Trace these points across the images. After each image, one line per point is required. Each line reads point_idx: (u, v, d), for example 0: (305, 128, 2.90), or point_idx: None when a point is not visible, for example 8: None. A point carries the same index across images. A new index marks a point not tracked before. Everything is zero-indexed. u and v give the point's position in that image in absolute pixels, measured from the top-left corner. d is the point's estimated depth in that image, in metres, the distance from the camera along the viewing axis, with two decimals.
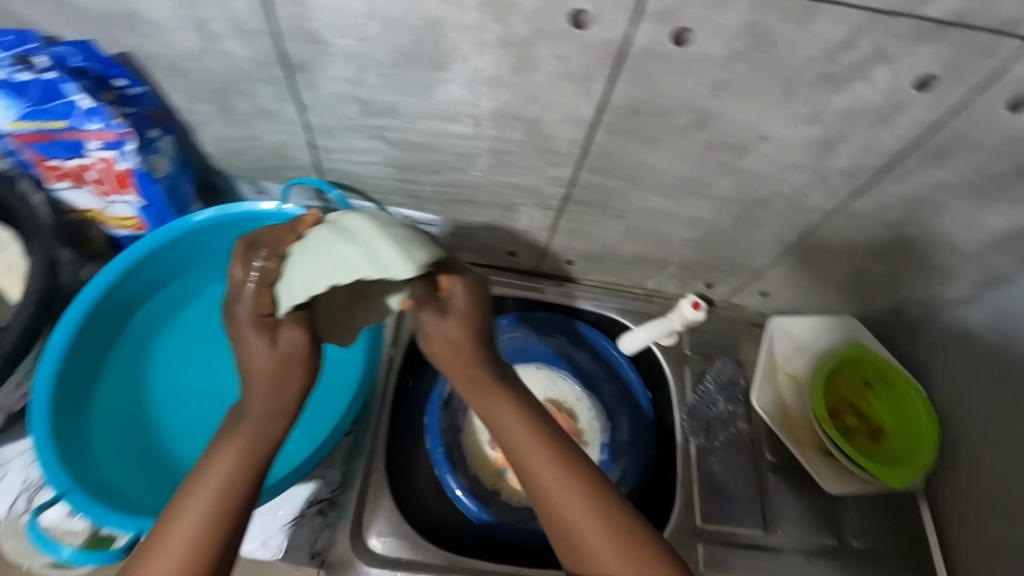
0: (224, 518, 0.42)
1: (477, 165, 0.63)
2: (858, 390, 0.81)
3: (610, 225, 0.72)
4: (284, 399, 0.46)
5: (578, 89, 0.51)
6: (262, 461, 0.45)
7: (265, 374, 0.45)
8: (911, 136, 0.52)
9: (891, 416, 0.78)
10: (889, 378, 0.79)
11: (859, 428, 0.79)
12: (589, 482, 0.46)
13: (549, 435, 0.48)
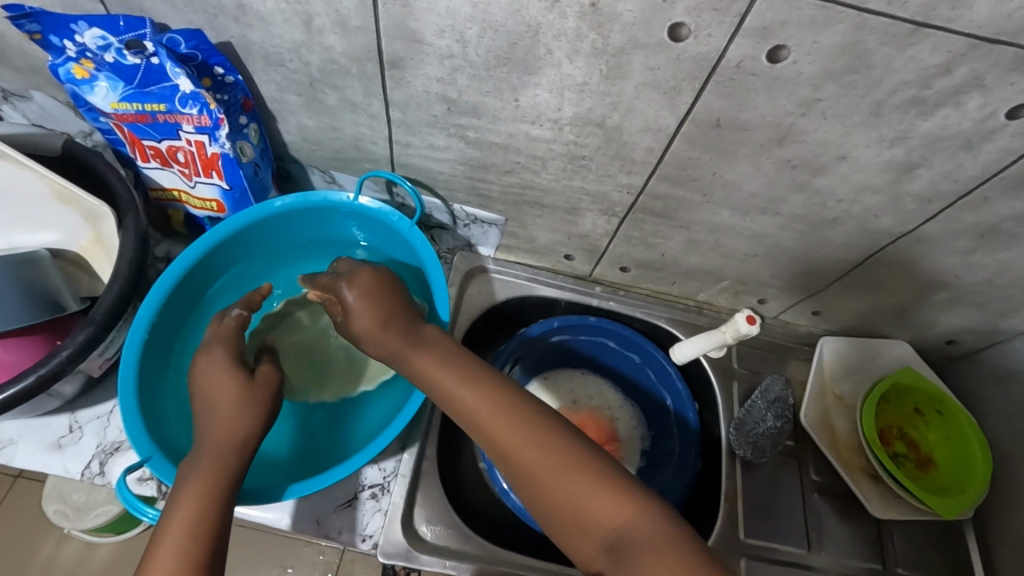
0: (212, 516, 0.44)
1: (550, 168, 0.63)
2: (907, 416, 0.80)
3: (673, 235, 0.72)
4: (242, 416, 0.51)
5: (664, 100, 0.52)
6: (231, 477, 0.47)
7: (231, 394, 0.52)
8: (996, 165, 0.52)
9: (941, 446, 0.78)
10: (941, 407, 0.78)
11: (907, 454, 0.78)
12: (530, 417, 0.48)
13: (489, 398, 0.49)
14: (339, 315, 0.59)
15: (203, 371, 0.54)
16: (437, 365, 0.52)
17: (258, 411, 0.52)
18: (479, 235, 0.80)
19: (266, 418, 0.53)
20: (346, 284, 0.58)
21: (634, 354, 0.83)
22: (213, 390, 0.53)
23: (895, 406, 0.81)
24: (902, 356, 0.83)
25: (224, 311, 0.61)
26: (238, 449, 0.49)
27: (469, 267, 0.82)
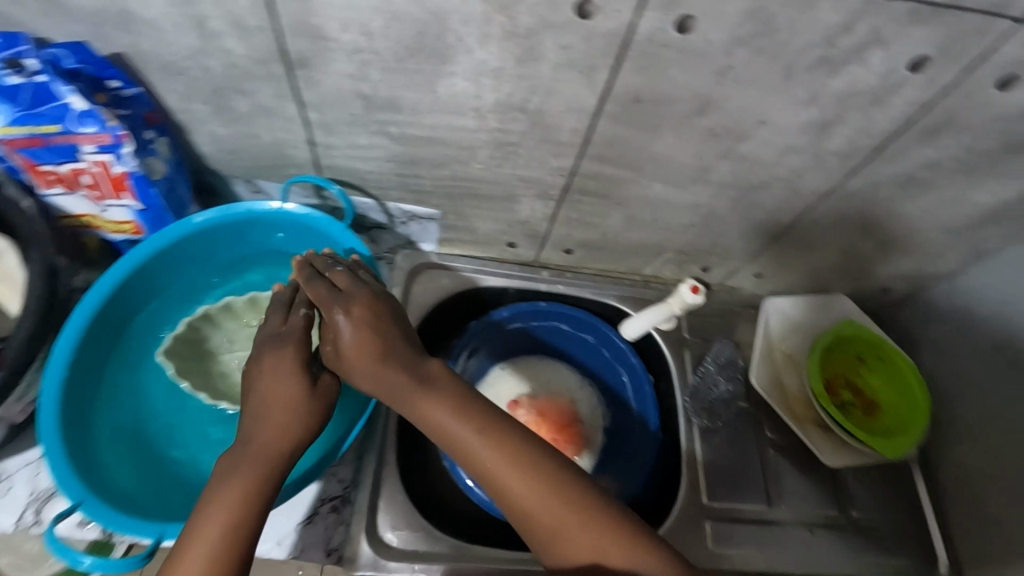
0: (240, 539, 0.45)
1: (479, 157, 0.62)
2: (851, 364, 0.84)
3: (612, 213, 0.72)
4: (282, 425, 0.50)
5: (582, 79, 0.51)
6: (263, 500, 0.47)
7: (283, 400, 0.51)
8: (905, 117, 0.54)
9: (884, 389, 0.81)
10: (882, 352, 0.81)
11: (855, 402, 0.81)
12: (533, 462, 0.48)
13: (512, 447, 0.49)
14: (330, 344, 0.54)
15: (269, 371, 0.52)
16: (445, 411, 0.50)
17: (306, 420, 0.51)
18: (419, 232, 0.79)
19: (316, 426, 0.52)
20: (342, 312, 0.53)
21: (586, 333, 0.84)
22: (270, 393, 0.51)
23: (840, 356, 0.84)
24: (843, 308, 0.86)
25: (291, 305, 0.58)
26: (276, 463, 0.49)
27: (413, 265, 0.80)
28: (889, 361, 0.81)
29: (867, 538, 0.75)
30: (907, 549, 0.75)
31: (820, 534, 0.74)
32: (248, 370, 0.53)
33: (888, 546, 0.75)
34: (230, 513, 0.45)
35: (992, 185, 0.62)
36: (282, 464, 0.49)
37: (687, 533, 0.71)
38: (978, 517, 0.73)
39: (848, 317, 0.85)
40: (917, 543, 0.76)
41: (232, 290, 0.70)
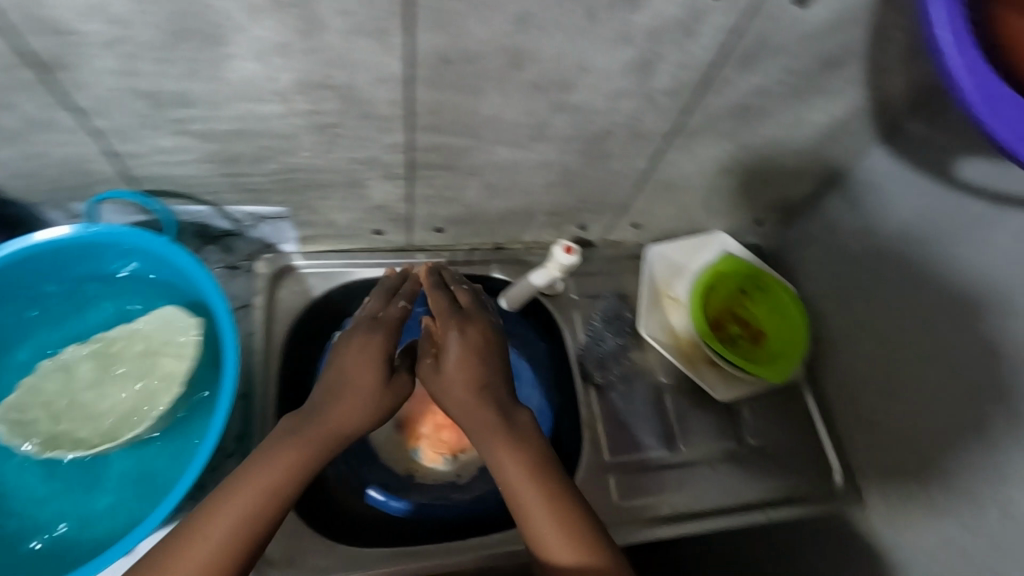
0: (263, 515, 0.47)
1: (303, 144, 0.58)
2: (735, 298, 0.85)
3: (468, 183, 0.69)
4: (350, 414, 0.52)
5: (379, 45, 0.47)
6: (293, 489, 0.49)
7: (365, 386, 0.53)
8: (720, 45, 0.53)
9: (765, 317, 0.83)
10: (760, 281, 0.83)
11: (741, 334, 0.83)
12: (580, 531, 0.49)
13: (562, 504, 0.50)
14: (428, 357, 0.55)
15: (354, 353, 0.54)
16: (518, 462, 0.51)
17: (369, 415, 0.52)
18: (273, 233, 0.74)
19: (380, 418, 0.54)
20: (456, 331, 0.55)
21: None
22: (355, 375, 0.53)
23: (723, 292, 0.85)
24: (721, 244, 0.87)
25: (392, 297, 0.62)
26: (329, 445, 0.51)
27: (274, 269, 0.76)
28: (768, 289, 0.83)
29: (765, 463, 0.78)
30: (802, 467, 0.78)
31: (722, 468, 0.76)
32: (337, 341, 0.56)
33: (785, 467, 0.78)
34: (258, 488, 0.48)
35: (821, 103, 0.63)
36: (336, 446, 0.51)
37: (591, 493, 0.71)
38: (861, 423, 0.76)
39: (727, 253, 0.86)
40: (811, 460, 0.79)
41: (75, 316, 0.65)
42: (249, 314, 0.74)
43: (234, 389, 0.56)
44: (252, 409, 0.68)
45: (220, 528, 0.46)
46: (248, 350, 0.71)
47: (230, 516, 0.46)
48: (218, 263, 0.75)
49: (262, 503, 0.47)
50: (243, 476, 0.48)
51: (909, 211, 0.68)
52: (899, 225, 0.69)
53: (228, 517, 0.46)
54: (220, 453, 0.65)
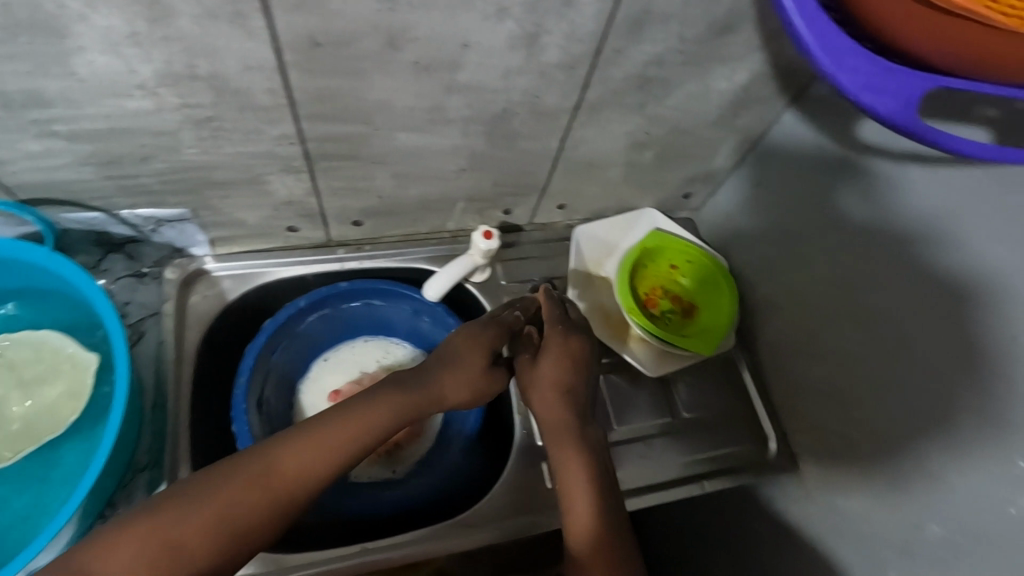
0: (354, 444, 0.52)
1: (185, 141, 0.55)
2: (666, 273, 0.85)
3: (375, 174, 0.67)
4: (464, 376, 0.60)
5: (238, 30, 0.45)
6: (382, 433, 0.54)
7: (462, 370, 0.60)
8: (603, 14, 0.51)
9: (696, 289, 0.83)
10: (689, 255, 0.83)
11: (674, 309, 0.83)
12: (615, 534, 0.56)
13: (608, 505, 0.58)
14: (527, 354, 0.65)
15: (463, 336, 0.62)
16: (581, 466, 0.59)
17: (465, 385, 0.60)
18: (178, 237, 0.70)
19: (461, 398, 0.60)
20: (561, 336, 0.65)
21: (400, 304, 0.80)
22: (465, 350, 0.61)
23: (654, 268, 0.85)
24: (651, 220, 0.87)
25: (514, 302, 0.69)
26: (418, 405, 0.57)
27: (184, 274, 0.72)
28: (697, 263, 0.83)
29: (699, 436, 0.78)
30: (739, 436, 0.78)
31: (656, 444, 0.76)
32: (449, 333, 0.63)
33: (720, 438, 0.78)
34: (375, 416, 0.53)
35: (722, 71, 0.62)
36: (428, 406, 0.57)
37: (526, 479, 0.71)
38: (791, 389, 0.76)
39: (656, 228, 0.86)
40: (748, 428, 0.79)
41: None
42: (159, 323, 0.71)
43: (126, 402, 0.56)
44: (162, 422, 0.66)
45: (316, 454, 0.50)
46: (157, 361, 0.68)
47: (332, 442, 0.51)
48: (123, 272, 0.72)
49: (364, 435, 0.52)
50: (371, 402, 0.54)
51: (902, 197, 0.59)
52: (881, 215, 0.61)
53: (336, 441, 0.51)
54: (131, 468, 0.63)
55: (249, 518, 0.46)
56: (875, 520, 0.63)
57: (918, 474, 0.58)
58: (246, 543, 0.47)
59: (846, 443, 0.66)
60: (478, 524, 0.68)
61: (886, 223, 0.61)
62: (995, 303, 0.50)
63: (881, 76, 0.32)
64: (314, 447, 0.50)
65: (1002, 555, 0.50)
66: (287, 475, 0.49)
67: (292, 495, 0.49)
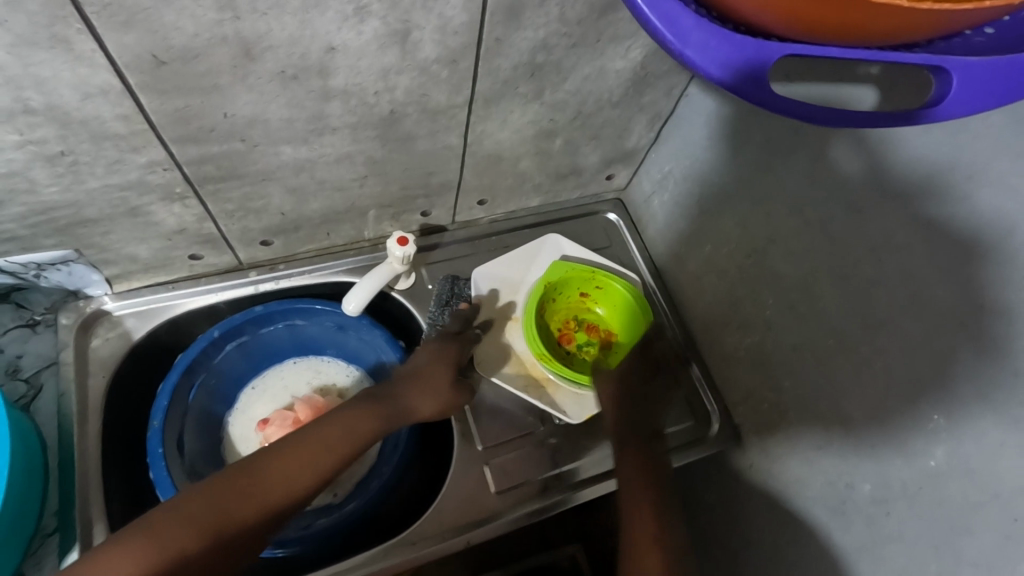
0: (335, 459, 0.55)
1: (41, 179, 0.51)
2: (577, 303, 0.81)
3: (269, 191, 0.63)
4: (428, 391, 0.64)
5: (67, 56, 0.41)
6: (360, 449, 0.57)
7: (427, 382, 0.64)
8: (472, 4, 0.49)
9: (610, 317, 0.80)
10: (597, 282, 0.79)
11: (590, 341, 0.79)
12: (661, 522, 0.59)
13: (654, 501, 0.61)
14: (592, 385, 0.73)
15: (431, 350, 0.67)
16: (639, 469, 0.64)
17: (432, 400, 0.63)
18: (69, 280, 0.65)
19: (427, 413, 0.63)
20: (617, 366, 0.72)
21: (323, 320, 0.77)
22: (423, 362, 0.66)
23: (564, 300, 0.80)
24: (553, 247, 0.83)
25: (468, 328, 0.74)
26: (389, 418, 0.60)
27: (80, 319, 0.68)
28: (606, 288, 0.79)
29: None
30: (681, 414, 0.78)
31: None
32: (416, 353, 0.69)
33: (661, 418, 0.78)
34: (349, 428, 0.57)
35: (617, 49, 0.60)
36: (400, 419, 0.61)
37: (466, 485, 0.69)
38: (723, 359, 0.76)
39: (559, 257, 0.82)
40: (688, 405, 0.78)
41: None
42: (58, 373, 0.66)
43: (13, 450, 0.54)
44: (66, 482, 0.62)
45: (302, 465, 0.53)
46: (59, 414, 0.64)
47: (320, 454, 0.54)
48: (13, 322, 0.66)
49: (347, 446, 0.56)
50: (351, 412, 0.58)
51: (846, 162, 0.54)
52: (853, 173, 0.54)
53: (317, 450, 0.54)
54: (39, 534, 0.59)
55: (241, 523, 0.49)
56: (805, 484, 0.63)
57: (873, 446, 0.55)
58: (236, 549, 0.48)
59: (779, 410, 0.67)
60: (424, 540, 0.66)
61: (829, 186, 0.56)
62: (954, 265, 0.47)
63: (731, 45, 0.31)
64: (296, 458, 0.53)
65: (923, 505, 0.51)
66: (273, 487, 0.51)
67: (279, 503, 0.51)
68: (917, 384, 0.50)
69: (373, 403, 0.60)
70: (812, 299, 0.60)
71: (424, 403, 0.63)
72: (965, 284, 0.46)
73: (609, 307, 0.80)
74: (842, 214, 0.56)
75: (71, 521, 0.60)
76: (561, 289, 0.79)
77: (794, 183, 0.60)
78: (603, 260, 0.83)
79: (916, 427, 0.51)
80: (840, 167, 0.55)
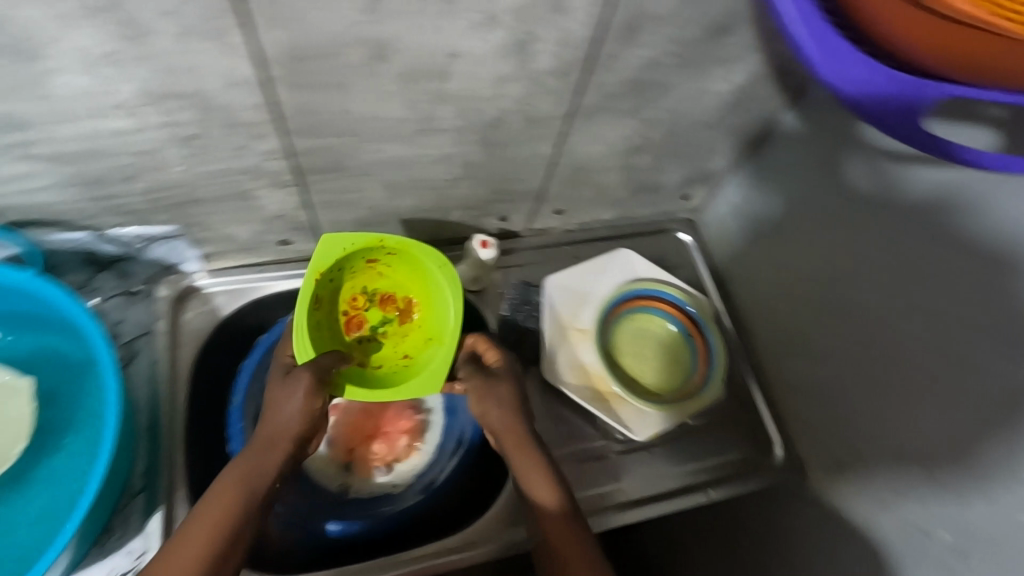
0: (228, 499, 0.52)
1: (171, 159, 0.54)
2: (364, 272, 0.68)
3: (365, 186, 0.65)
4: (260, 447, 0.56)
5: (222, 47, 0.43)
6: (254, 486, 0.54)
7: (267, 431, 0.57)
8: (595, 20, 0.50)
9: (433, 290, 0.68)
10: (388, 249, 0.66)
11: (386, 318, 0.69)
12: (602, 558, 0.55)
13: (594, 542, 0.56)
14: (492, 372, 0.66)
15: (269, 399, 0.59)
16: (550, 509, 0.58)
17: (280, 428, 0.57)
18: (169, 253, 0.69)
19: (292, 433, 0.57)
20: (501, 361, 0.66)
21: None
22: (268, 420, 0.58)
23: (349, 274, 0.67)
24: (626, 262, 0.83)
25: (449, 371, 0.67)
26: (258, 457, 0.55)
27: (176, 292, 0.71)
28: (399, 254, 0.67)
29: (706, 442, 0.76)
30: (744, 441, 0.77)
31: (658, 451, 0.75)
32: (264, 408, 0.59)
33: (724, 442, 0.77)
34: (229, 497, 0.52)
35: (721, 72, 0.61)
36: (268, 453, 0.56)
37: (525, 488, 0.70)
38: (790, 389, 0.75)
39: (632, 275, 0.82)
40: (752, 432, 0.77)
41: None
42: (152, 341, 0.69)
43: (116, 432, 0.52)
44: (156, 446, 0.64)
45: (204, 517, 0.51)
46: (152, 382, 0.67)
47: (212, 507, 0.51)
48: (114, 290, 0.70)
49: (238, 489, 0.53)
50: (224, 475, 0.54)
51: (950, 202, 0.54)
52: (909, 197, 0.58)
53: (206, 528, 0.50)
54: (126, 493, 0.62)
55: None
56: (874, 525, 0.62)
57: (957, 492, 0.54)
58: None
59: (850, 447, 0.65)
60: (481, 539, 0.67)
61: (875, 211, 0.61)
62: (989, 279, 0.51)
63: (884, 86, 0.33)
64: (198, 511, 0.52)
65: (1006, 558, 0.49)
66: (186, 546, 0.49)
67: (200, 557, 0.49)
68: (988, 408, 0.50)
69: (249, 456, 0.55)
70: (898, 337, 0.59)
71: (290, 423, 0.57)
72: (1001, 299, 0.49)
73: (407, 273, 0.69)
74: (935, 253, 0.55)
75: (157, 482, 0.63)
76: (342, 265, 0.65)
77: (889, 220, 0.60)
78: (675, 279, 0.82)
79: (1007, 475, 0.49)
80: (877, 192, 0.61)
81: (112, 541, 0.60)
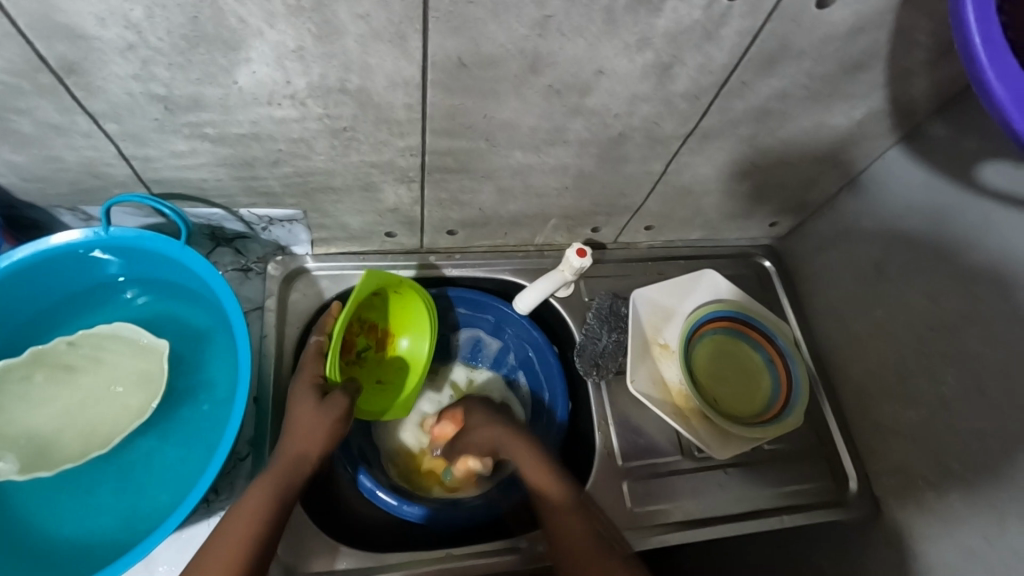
0: (263, 500, 0.54)
1: (318, 148, 0.57)
2: (365, 300, 0.70)
3: (480, 188, 0.67)
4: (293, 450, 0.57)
5: (397, 50, 0.47)
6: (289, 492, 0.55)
7: (301, 432, 0.57)
8: (738, 48, 0.52)
9: (418, 327, 0.73)
10: (400, 288, 0.69)
11: (369, 344, 0.72)
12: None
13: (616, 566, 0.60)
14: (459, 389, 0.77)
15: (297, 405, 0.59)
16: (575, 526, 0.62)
17: (314, 437, 0.57)
18: (285, 235, 0.72)
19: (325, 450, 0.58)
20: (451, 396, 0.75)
21: (483, 312, 0.81)
22: (297, 417, 0.58)
23: (356, 304, 0.68)
24: (711, 283, 0.83)
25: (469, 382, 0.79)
26: (290, 467, 0.56)
27: (286, 272, 0.75)
28: (404, 293, 0.70)
29: (781, 468, 0.76)
30: (818, 472, 0.77)
31: (734, 474, 0.75)
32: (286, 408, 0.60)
33: (799, 471, 0.77)
34: (257, 505, 0.54)
35: (842, 107, 0.62)
36: (301, 466, 0.57)
37: (604, 497, 0.71)
38: (870, 427, 0.74)
39: (714, 298, 0.83)
40: (827, 464, 0.77)
41: (86, 320, 0.65)
42: (261, 317, 0.73)
43: (248, 383, 0.56)
44: (264, 414, 0.68)
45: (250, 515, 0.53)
46: (260, 355, 0.70)
47: (256, 506, 0.54)
48: (231, 266, 0.74)
49: (276, 491, 0.55)
50: (257, 481, 0.55)
51: (1012, 238, 0.59)
52: (975, 243, 0.62)
53: (247, 522, 0.53)
54: (233, 457, 0.65)
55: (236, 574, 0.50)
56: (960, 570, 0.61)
57: None
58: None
59: (938, 492, 0.65)
60: None
61: (940, 254, 0.65)
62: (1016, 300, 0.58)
63: (1000, 96, 0.43)
64: (242, 509, 0.54)
65: None
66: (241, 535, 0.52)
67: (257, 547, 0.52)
68: None
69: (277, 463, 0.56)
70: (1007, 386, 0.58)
71: (321, 443, 0.57)
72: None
73: (396, 306, 0.72)
74: (997, 295, 0.60)
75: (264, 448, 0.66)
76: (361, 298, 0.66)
77: (950, 268, 0.64)
78: (756, 304, 0.82)
79: None
80: (982, 236, 0.62)
81: (218, 501, 0.63)
